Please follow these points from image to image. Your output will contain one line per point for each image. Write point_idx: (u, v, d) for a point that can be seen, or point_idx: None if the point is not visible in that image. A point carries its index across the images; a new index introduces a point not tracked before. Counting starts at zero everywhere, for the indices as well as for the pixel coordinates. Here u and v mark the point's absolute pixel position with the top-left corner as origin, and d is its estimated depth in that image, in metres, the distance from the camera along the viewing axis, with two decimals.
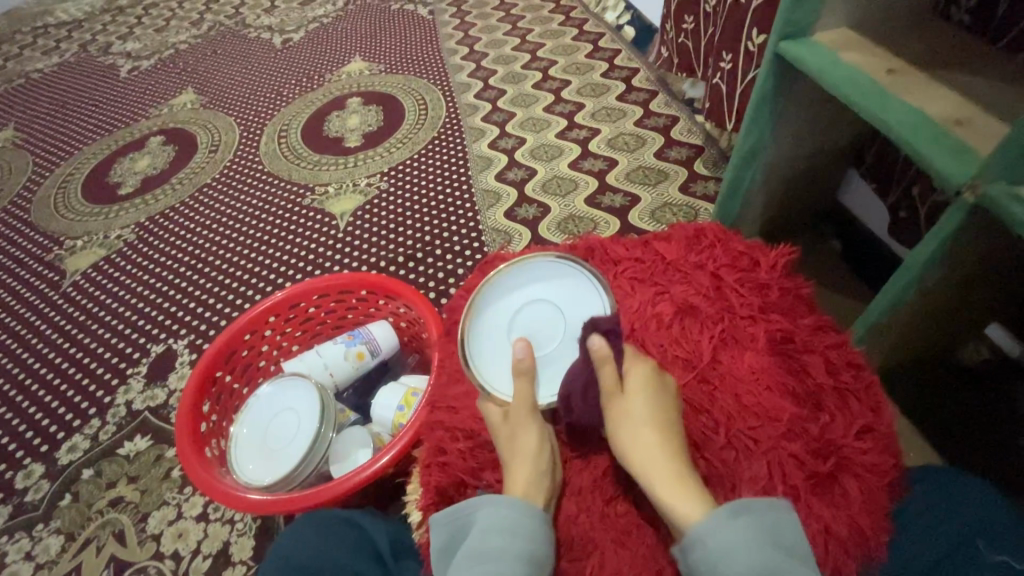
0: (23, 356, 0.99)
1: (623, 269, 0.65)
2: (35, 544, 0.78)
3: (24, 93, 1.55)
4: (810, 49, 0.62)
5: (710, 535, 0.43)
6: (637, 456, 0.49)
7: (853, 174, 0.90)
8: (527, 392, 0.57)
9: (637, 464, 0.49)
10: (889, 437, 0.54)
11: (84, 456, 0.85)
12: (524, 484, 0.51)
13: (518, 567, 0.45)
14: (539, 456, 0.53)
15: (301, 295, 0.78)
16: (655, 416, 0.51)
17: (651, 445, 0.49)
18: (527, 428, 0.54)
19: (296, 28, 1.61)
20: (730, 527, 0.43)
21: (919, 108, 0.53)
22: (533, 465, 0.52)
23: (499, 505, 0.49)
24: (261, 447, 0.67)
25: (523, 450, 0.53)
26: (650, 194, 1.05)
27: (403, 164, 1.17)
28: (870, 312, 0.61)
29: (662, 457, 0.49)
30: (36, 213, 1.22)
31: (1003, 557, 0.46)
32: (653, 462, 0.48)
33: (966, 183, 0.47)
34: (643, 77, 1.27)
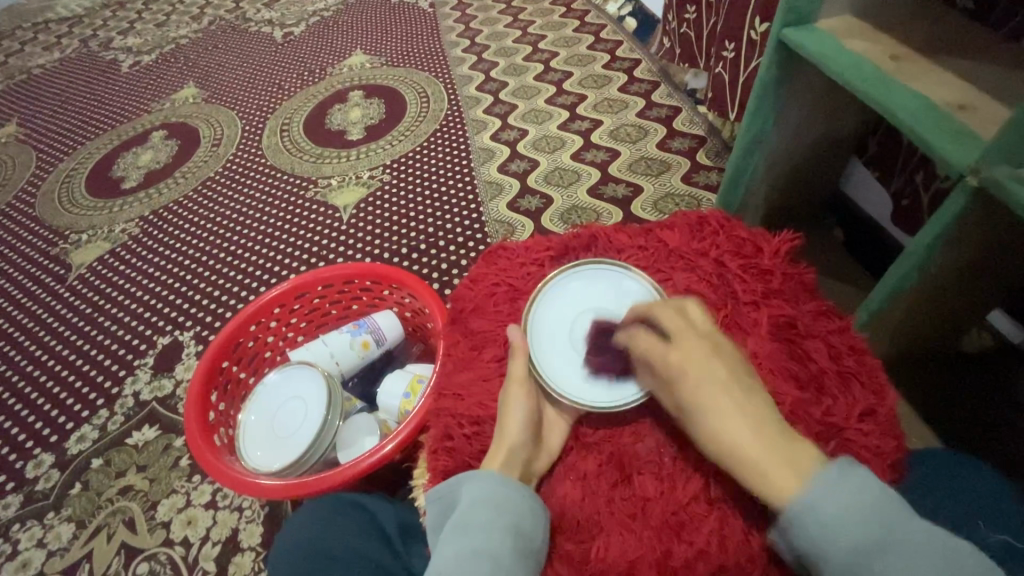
0: (31, 349, 0.99)
1: (627, 258, 0.66)
2: (46, 532, 0.79)
3: (27, 88, 1.56)
4: (812, 35, 0.62)
5: (818, 503, 0.40)
6: (704, 422, 0.47)
7: (855, 162, 0.91)
8: (522, 370, 0.57)
9: (706, 433, 0.46)
10: (891, 420, 0.54)
11: (93, 445, 0.86)
12: (503, 459, 0.52)
13: (507, 540, 0.46)
14: (528, 427, 0.54)
15: (307, 285, 0.78)
16: (715, 372, 0.48)
17: (718, 406, 0.46)
18: (516, 402, 0.55)
19: (297, 21, 1.61)
20: (844, 483, 0.41)
21: (921, 93, 0.53)
22: (523, 442, 0.53)
23: (485, 479, 0.50)
24: (268, 434, 0.68)
25: (511, 425, 0.54)
26: (653, 184, 1.05)
27: (406, 156, 1.17)
28: (872, 301, 0.62)
29: (739, 421, 0.45)
30: (41, 207, 1.22)
31: (1003, 536, 0.46)
32: (732, 437, 0.45)
33: (969, 168, 0.47)
34: (645, 68, 1.27)
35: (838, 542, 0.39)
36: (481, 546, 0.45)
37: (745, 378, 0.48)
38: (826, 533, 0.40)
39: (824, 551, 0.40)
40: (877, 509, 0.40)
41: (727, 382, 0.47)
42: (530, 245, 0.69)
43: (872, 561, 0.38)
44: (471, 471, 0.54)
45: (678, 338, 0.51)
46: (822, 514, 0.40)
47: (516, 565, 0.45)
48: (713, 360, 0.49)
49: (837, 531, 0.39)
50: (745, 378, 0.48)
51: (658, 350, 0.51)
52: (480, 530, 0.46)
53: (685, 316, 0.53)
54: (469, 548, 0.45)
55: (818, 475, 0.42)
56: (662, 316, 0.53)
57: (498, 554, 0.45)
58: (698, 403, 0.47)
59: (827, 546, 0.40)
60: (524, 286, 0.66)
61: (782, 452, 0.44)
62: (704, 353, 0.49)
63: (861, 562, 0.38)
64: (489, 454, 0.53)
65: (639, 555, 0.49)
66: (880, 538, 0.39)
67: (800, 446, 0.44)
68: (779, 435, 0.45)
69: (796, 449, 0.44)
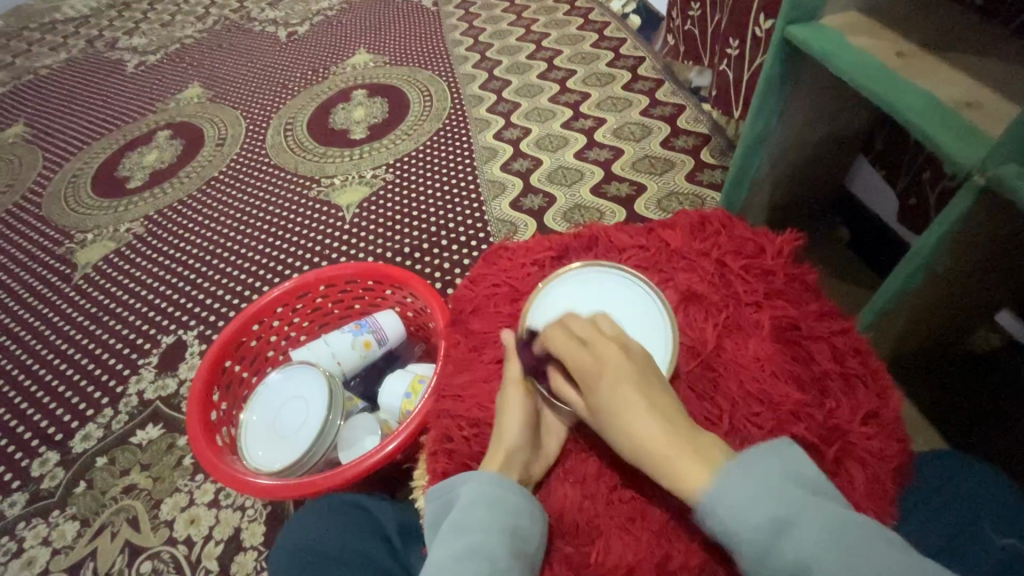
0: (37, 348, 1.00)
1: (629, 258, 0.66)
2: (51, 530, 0.79)
3: (33, 89, 1.57)
4: (816, 32, 0.62)
5: (724, 491, 0.41)
6: (615, 416, 0.47)
7: (861, 160, 0.90)
8: (519, 373, 0.57)
9: (618, 425, 0.47)
10: (896, 423, 0.53)
11: (97, 444, 0.86)
12: (501, 462, 0.52)
13: (504, 540, 0.45)
14: (524, 429, 0.54)
15: (309, 285, 0.79)
16: (624, 370, 0.49)
17: (626, 400, 0.47)
18: (507, 407, 0.55)
19: (301, 20, 1.61)
20: (747, 470, 0.42)
21: (928, 90, 0.53)
22: (518, 445, 0.53)
23: (481, 480, 0.50)
24: (270, 433, 0.68)
25: (506, 429, 0.54)
26: (657, 183, 1.05)
27: (409, 156, 1.17)
28: (877, 300, 0.61)
29: (651, 414, 0.46)
30: (47, 207, 1.23)
31: (1010, 540, 0.45)
32: (644, 429, 0.46)
33: (976, 166, 0.47)
34: (649, 66, 1.27)
35: (744, 521, 0.40)
36: (479, 544, 0.45)
37: (651, 376, 0.50)
38: (737, 511, 0.40)
39: (735, 535, 0.40)
40: (781, 491, 0.40)
41: (636, 378, 0.49)
42: (531, 245, 0.69)
43: (778, 538, 0.38)
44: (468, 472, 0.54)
45: (591, 341, 0.52)
46: (725, 499, 0.41)
47: (513, 565, 0.44)
48: (624, 359, 0.50)
49: (743, 513, 0.40)
50: (653, 378, 0.50)
51: (571, 351, 0.52)
52: (478, 530, 0.46)
53: (595, 324, 0.55)
54: (467, 546, 0.45)
55: (725, 466, 0.43)
56: (574, 325, 0.54)
57: (494, 554, 0.44)
58: (611, 397, 0.48)
59: (740, 521, 0.40)
60: (525, 287, 0.66)
61: (691, 444, 0.45)
62: (617, 352, 0.51)
63: (768, 542, 0.39)
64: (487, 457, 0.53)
65: (639, 559, 0.48)
66: (789, 513, 0.39)
67: (705, 438, 0.46)
68: (687, 426, 0.46)
69: (704, 441, 0.45)
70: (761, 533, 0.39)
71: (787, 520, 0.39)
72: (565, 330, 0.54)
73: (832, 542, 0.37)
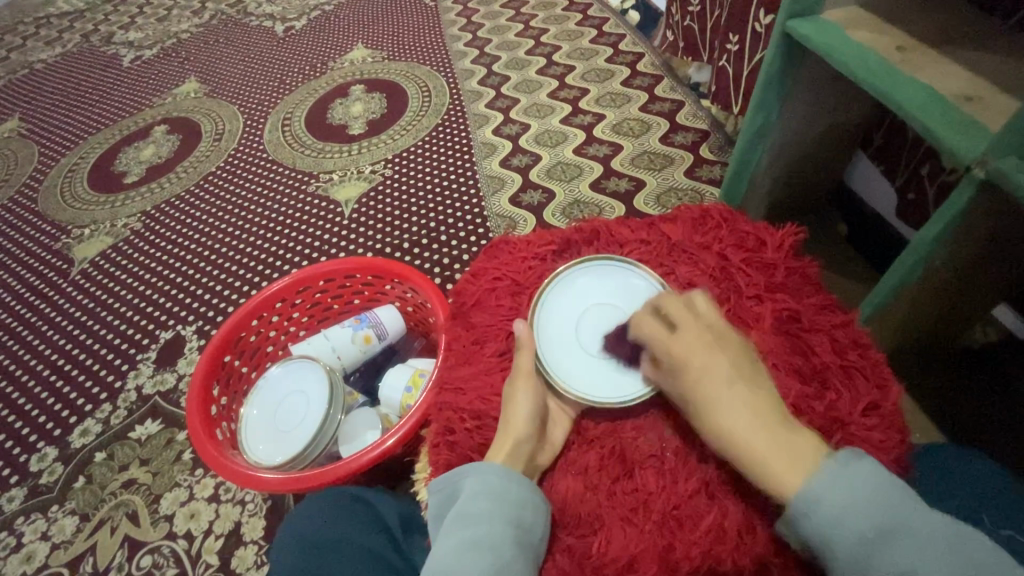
0: (35, 343, 1.00)
1: (630, 251, 0.66)
2: (50, 525, 0.79)
3: (28, 83, 1.56)
4: (817, 26, 0.62)
5: (816, 495, 0.41)
6: (707, 408, 0.48)
7: (861, 155, 0.90)
8: (530, 364, 0.57)
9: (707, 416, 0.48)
10: (896, 415, 0.53)
11: (95, 439, 0.86)
12: (507, 452, 0.52)
13: (507, 531, 0.46)
14: (533, 418, 0.53)
15: (309, 279, 0.78)
16: (719, 362, 0.49)
17: (719, 392, 0.48)
18: (519, 397, 0.55)
19: (298, 15, 1.60)
20: (847, 476, 0.41)
21: (928, 84, 0.53)
22: (527, 435, 0.52)
23: (485, 471, 0.50)
24: (270, 427, 0.68)
25: (516, 418, 0.53)
26: (656, 179, 1.05)
27: (408, 151, 1.17)
28: (877, 293, 0.61)
29: (743, 410, 0.46)
30: (44, 202, 1.22)
31: (1009, 531, 0.46)
32: (734, 423, 0.46)
33: (976, 159, 0.47)
34: (648, 61, 1.27)
35: (843, 531, 0.40)
36: (483, 535, 0.45)
37: (748, 364, 0.49)
38: (835, 518, 0.40)
39: (831, 543, 0.40)
40: (884, 503, 0.40)
41: (729, 370, 0.48)
42: (532, 239, 0.69)
43: (878, 551, 0.38)
44: (475, 461, 0.54)
45: (683, 329, 0.52)
46: (822, 505, 0.41)
47: (516, 557, 0.45)
48: (718, 349, 0.50)
49: (842, 523, 0.40)
50: (750, 367, 0.49)
51: (663, 340, 0.52)
52: (481, 521, 0.46)
53: (691, 306, 0.54)
54: (471, 538, 0.45)
55: (818, 466, 0.43)
56: (669, 312, 0.54)
57: (498, 545, 0.44)
58: (702, 390, 0.48)
59: (838, 528, 0.40)
60: (526, 280, 0.66)
61: (782, 441, 0.45)
62: (712, 341, 0.50)
63: (865, 549, 0.39)
64: (495, 447, 0.53)
65: (642, 549, 0.49)
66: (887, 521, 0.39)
67: (800, 433, 0.46)
68: (781, 423, 0.46)
69: (797, 438, 0.45)
70: (859, 540, 0.39)
71: (888, 532, 0.39)
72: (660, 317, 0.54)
73: (939, 557, 0.37)
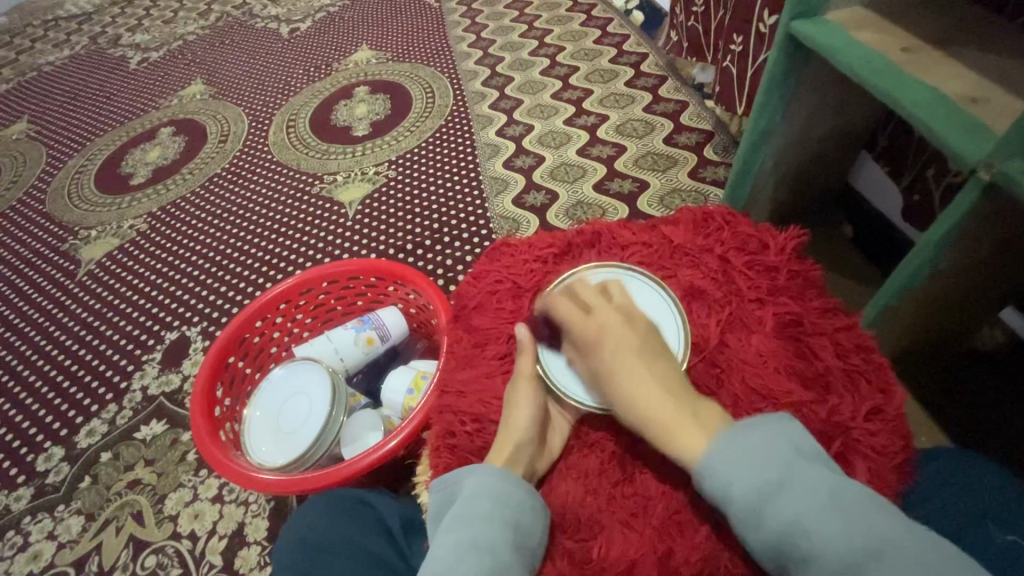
0: (41, 344, 1.01)
1: (632, 254, 0.66)
2: (56, 524, 0.80)
3: (37, 85, 1.57)
4: (821, 27, 0.61)
5: (716, 450, 0.45)
6: (617, 377, 0.51)
7: (865, 156, 0.90)
8: (530, 368, 0.58)
9: (620, 389, 0.50)
10: (900, 419, 0.53)
11: (101, 440, 0.87)
12: (505, 457, 0.52)
13: (506, 532, 0.46)
14: (533, 421, 0.54)
15: (312, 281, 0.79)
16: (627, 338, 0.52)
17: (628, 365, 0.51)
18: (519, 400, 0.55)
19: (303, 17, 1.61)
20: (741, 435, 0.45)
21: (933, 85, 0.52)
22: (527, 438, 0.53)
23: (483, 473, 0.51)
24: (273, 429, 0.68)
25: (516, 422, 0.54)
26: (660, 180, 1.04)
27: (412, 152, 1.17)
28: (881, 297, 0.61)
29: (653, 378, 0.50)
30: (51, 203, 1.24)
31: (1014, 537, 0.44)
32: (643, 392, 0.49)
33: (982, 162, 0.47)
34: (653, 62, 1.26)
35: (737, 483, 0.43)
36: (480, 537, 0.45)
37: (655, 341, 0.54)
38: (732, 471, 0.43)
39: (727, 494, 0.43)
40: (778, 458, 0.43)
41: (638, 346, 0.52)
42: (534, 241, 0.69)
43: (768, 500, 0.41)
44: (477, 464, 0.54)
45: (597, 310, 0.55)
46: (718, 458, 0.44)
47: (514, 559, 0.45)
48: (630, 328, 0.53)
49: (736, 474, 0.43)
50: (657, 344, 0.53)
51: (578, 320, 0.55)
52: (480, 522, 0.46)
53: (603, 292, 0.58)
54: (469, 538, 0.45)
55: (717, 432, 0.46)
56: (585, 294, 0.57)
57: (497, 547, 0.44)
58: (613, 364, 0.51)
59: (736, 480, 0.43)
60: (527, 283, 0.66)
61: (691, 416, 0.48)
62: (624, 320, 0.54)
63: (758, 500, 0.41)
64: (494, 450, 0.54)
65: (641, 554, 0.48)
66: (781, 475, 0.42)
67: (698, 400, 0.50)
68: (683, 392, 0.50)
69: (701, 407, 0.49)
70: (754, 490, 0.42)
71: (780, 483, 0.41)
72: (575, 300, 0.57)
73: (823, 502, 0.39)
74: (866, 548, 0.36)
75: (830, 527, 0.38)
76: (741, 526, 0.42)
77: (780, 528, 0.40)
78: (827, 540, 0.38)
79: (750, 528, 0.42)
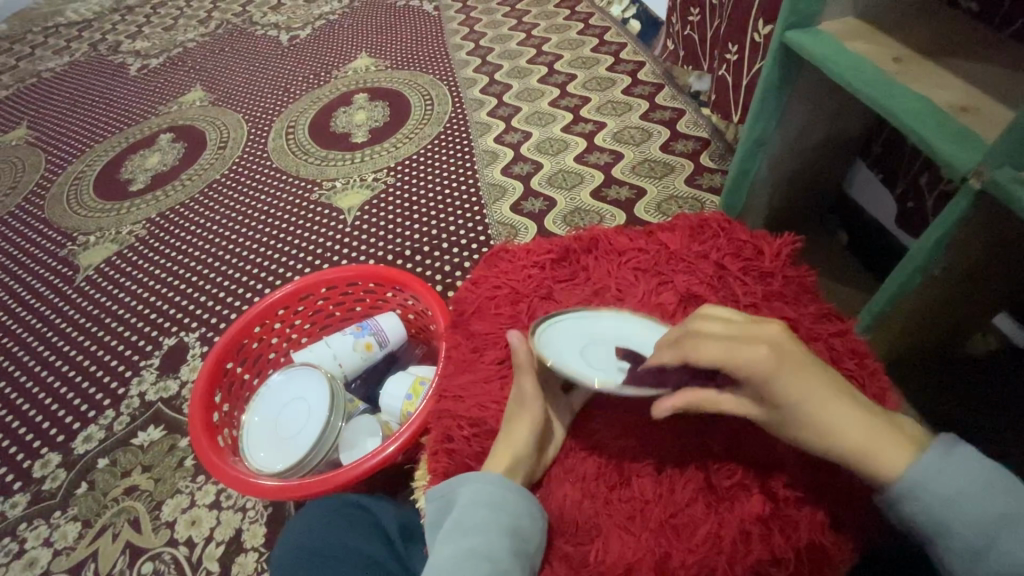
0: (39, 350, 1.00)
1: (628, 261, 0.66)
2: (53, 531, 0.80)
3: (35, 91, 1.57)
4: (815, 37, 0.62)
5: (935, 482, 0.41)
6: (815, 420, 0.42)
7: (859, 164, 0.91)
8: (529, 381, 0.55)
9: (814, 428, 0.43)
10: None
11: (99, 445, 0.87)
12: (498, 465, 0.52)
13: (504, 539, 0.46)
14: (529, 422, 0.53)
15: (311, 287, 0.79)
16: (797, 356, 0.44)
17: (823, 403, 0.43)
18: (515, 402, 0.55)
19: (303, 25, 1.62)
20: (954, 454, 0.42)
21: (925, 95, 0.53)
22: (519, 440, 0.53)
23: (482, 481, 0.50)
24: (273, 434, 0.68)
25: (512, 427, 0.53)
26: (656, 187, 1.05)
27: (411, 158, 1.18)
28: (875, 303, 0.62)
29: (840, 398, 0.43)
30: (50, 208, 1.24)
31: None
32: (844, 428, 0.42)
33: (972, 170, 0.47)
34: (649, 71, 1.28)
35: (963, 517, 0.40)
36: (479, 544, 0.46)
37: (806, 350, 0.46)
38: (949, 510, 0.40)
39: (943, 527, 0.40)
40: (996, 485, 0.40)
41: (810, 363, 0.44)
42: (531, 247, 0.69)
43: (995, 538, 0.39)
44: (474, 471, 0.54)
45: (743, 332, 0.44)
46: (936, 487, 0.41)
47: (514, 565, 0.45)
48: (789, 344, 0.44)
49: (962, 507, 0.40)
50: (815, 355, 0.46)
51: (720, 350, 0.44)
52: (478, 531, 0.47)
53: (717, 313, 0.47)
54: (466, 546, 0.46)
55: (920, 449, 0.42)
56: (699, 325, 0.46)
57: (495, 553, 0.45)
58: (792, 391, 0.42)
59: (954, 518, 0.40)
60: (525, 289, 0.66)
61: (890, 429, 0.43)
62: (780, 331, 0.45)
63: (982, 543, 0.39)
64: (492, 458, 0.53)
65: (638, 558, 0.48)
66: (1005, 512, 0.39)
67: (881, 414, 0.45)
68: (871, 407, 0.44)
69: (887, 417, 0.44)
70: (978, 530, 0.39)
71: (1009, 517, 0.39)
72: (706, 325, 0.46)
73: None
74: None
75: None
76: (949, 554, 0.41)
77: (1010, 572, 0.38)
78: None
79: (963, 562, 0.40)
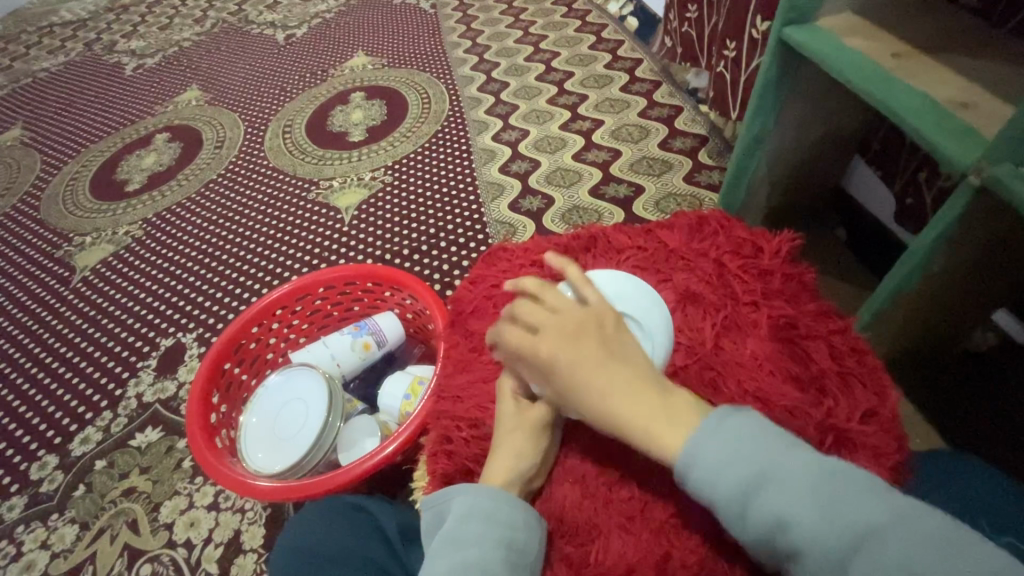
0: (36, 351, 1.00)
1: (627, 258, 0.65)
2: (50, 534, 0.79)
3: (30, 91, 1.57)
4: (813, 33, 0.62)
5: (693, 451, 0.41)
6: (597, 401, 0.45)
7: (859, 162, 0.90)
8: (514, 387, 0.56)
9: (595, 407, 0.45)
10: (893, 421, 0.52)
11: (96, 448, 0.86)
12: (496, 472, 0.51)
13: (498, 552, 0.46)
14: (527, 425, 0.53)
15: (309, 287, 0.79)
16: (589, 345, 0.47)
17: (601, 386, 0.45)
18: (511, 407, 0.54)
19: (299, 23, 1.61)
20: (721, 427, 0.42)
21: (924, 91, 0.53)
22: (520, 442, 0.52)
23: (475, 492, 0.50)
24: (270, 436, 0.68)
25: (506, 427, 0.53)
26: (655, 185, 1.05)
27: (408, 157, 1.17)
28: (874, 300, 0.61)
29: (622, 387, 0.45)
30: (45, 209, 1.23)
31: (1010, 538, 0.46)
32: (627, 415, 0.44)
33: (972, 166, 0.47)
34: (647, 67, 1.27)
35: (718, 486, 0.40)
36: (472, 558, 0.46)
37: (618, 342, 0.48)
38: (708, 480, 0.40)
39: (709, 496, 0.40)
40: (757, 448, 0.41)
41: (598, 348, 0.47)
42: (530, 246, 0.69)
43: (750, 499, 0.39)
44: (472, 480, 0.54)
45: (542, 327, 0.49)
46: (700, 460, 0.41)
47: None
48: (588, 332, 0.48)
49: (715, 478, 0.40)
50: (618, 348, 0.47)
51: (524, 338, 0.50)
52: (472, 543, 0.47)
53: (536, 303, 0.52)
54: (460, 561, 0.45)
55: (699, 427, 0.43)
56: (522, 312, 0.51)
57: (489, 566, 0.45)
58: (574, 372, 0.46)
59: (717, 487, 0.40)
60: None
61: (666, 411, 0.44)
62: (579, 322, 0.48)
63: (740, 508, 0.39)
64: (490, 461, 0.53)
65: (639, 559, 0.48)
66: (759, 475, 0.39)
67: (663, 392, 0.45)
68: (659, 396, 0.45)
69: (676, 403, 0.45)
70: (736, 495, 0.39)
71: (764, 477, 0.39)
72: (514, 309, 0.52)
73: (804, 502, 0.38)
74: (850, 542, 0.36)
75: (819, 529, 0.37)
76: (727, 522, 0.40)
77: (766, 532, 0.38)
78: (817, 534, 0.37)
79: (736, 528, 0.40)
